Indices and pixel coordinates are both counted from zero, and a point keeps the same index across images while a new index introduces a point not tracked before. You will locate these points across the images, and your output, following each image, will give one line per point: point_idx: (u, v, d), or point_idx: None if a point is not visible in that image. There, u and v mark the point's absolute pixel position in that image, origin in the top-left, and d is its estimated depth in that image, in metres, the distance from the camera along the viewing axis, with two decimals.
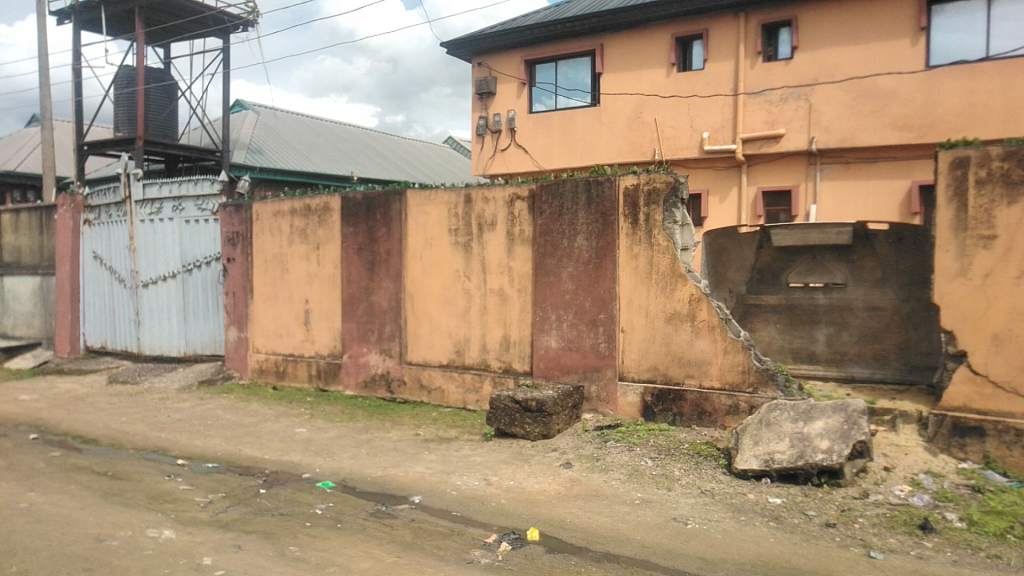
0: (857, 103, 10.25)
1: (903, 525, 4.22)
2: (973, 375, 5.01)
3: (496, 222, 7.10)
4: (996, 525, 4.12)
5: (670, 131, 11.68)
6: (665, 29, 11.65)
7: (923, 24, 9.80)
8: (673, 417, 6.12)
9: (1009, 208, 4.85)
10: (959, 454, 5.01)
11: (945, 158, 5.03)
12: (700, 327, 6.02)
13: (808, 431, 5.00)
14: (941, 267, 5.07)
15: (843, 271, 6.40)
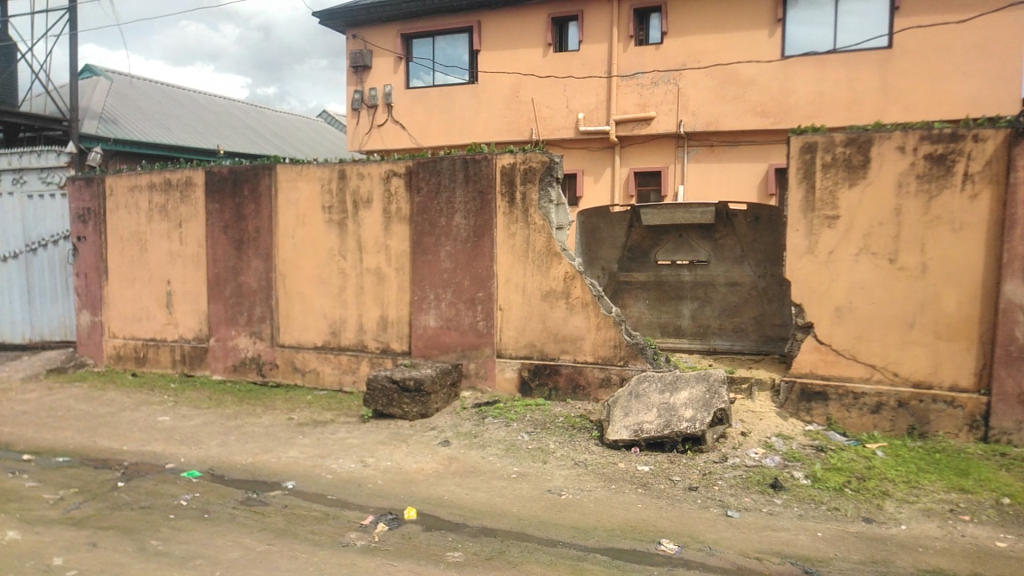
0: (721, 89, 10.77)
1: (756, 485, 4.55)
2: (818, 344, 5.43)
3: (371, 200, 6.95)
4: (836, 481, 4.51)
5: (547, 111, 11.84)
6: (542, 9, 11.75)
7: (779, 16, 10.39)
8: (549, 391, 6.28)
9: (850, 191, 5.26)
10: (806, 417, 5.44)
11: (796, 143, 5.37)
12: (575, 304, 6.18)
13: (674, 402, 5.28)
14: (792, 245, 5.44)
15: (707, 248, 6.75)
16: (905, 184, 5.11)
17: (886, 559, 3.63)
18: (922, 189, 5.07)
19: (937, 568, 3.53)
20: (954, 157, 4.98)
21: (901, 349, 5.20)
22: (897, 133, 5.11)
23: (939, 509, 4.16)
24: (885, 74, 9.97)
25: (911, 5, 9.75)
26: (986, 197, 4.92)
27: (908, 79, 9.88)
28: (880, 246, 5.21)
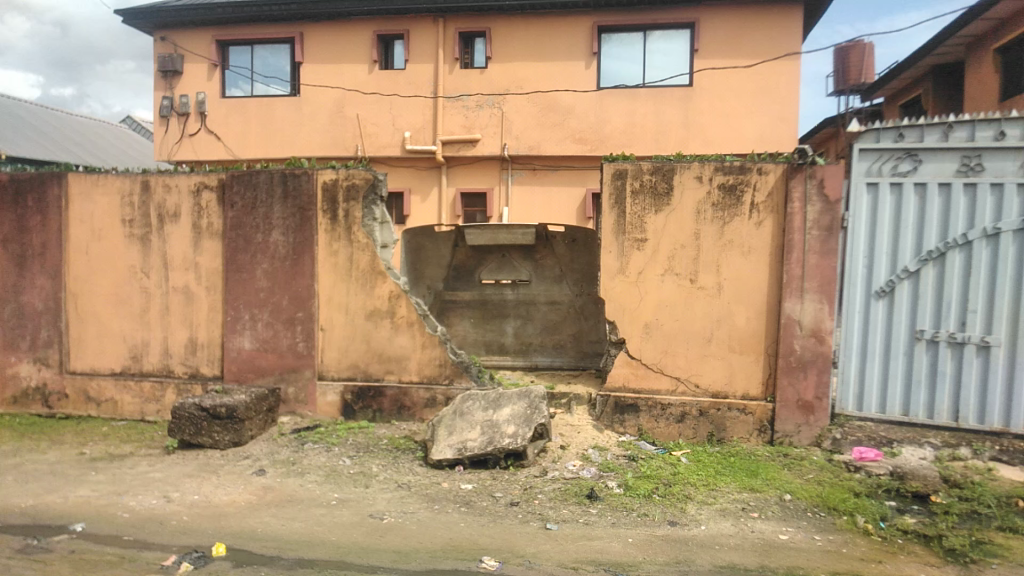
0: (542, 116, 11.22)
1: (574, 497, 4.72)
2: (630, 359, 5.77)
3: (179, 214, 6.49)
4: (645, 488, 4.79)
5: (372, 128, 11.72)
6: (367, 25, 11.63)
7: (594, 50, 11.01)
8: (373, 414, 6.15)
9: (656, 216, 5.65)
10: (619, 429, 5.75)
11: (609, 169, 5.69)
12: (399, 323, 6.13)
13: (496, 419, 5.37)
14: (605, 266, 5.75)
15: (528, 268, 6.97)
16: (703, 211, 5.58)
17: (688, 559, 3.90)
18: (717, 215, 5.56)
19: (731, 563, 3.85)
20: (743, 187, 5.51)
21: (702, 362, 5.65)
22: (696, 164, 5.57)
23: (733, 509, 4.54)
24: (687, 110, 10.88)
25: (709, 48, 10.73)
26: (769, 224, 5.49)
27: (706, 116, 10.85)
28: (683, 267, 5.64)
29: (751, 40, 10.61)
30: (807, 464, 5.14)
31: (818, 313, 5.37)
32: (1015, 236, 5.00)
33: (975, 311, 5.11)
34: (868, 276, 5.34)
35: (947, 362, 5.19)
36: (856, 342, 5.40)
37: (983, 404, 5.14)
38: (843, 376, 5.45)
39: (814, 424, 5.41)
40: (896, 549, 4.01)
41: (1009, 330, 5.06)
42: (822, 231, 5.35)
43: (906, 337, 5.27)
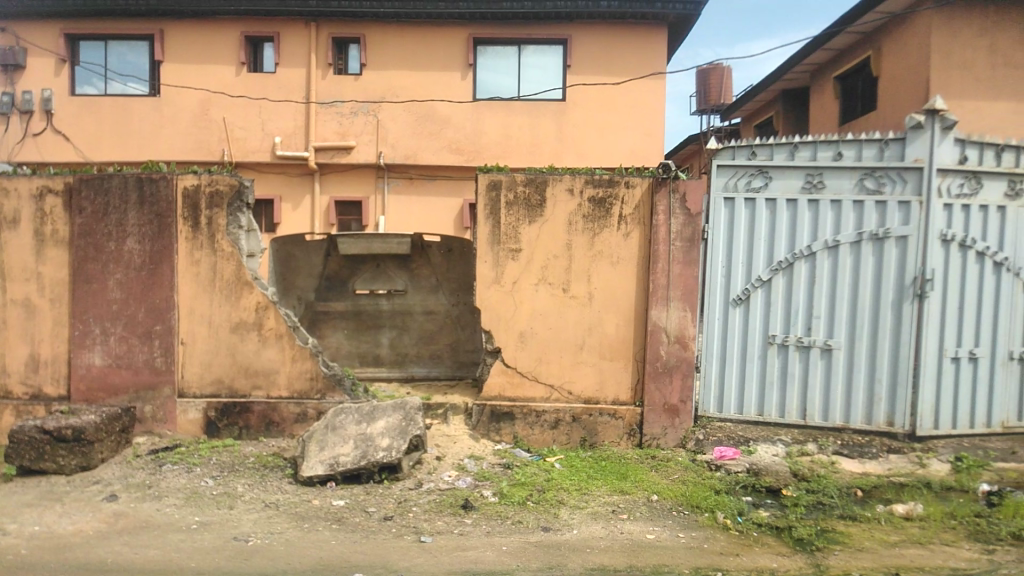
0: (418, 125, 11.18)
1: (448, 508, 4.70)
2: (505, 368, 5.82)
3: (19, 220, 5.95)
4: (519, 495, 4.84)
5: (240, 133, 11.26)
6: (235, 26, 11.17)
7: (470, 61, 11.10)
8: (239, 431, 5.87)
9: (529, 227, 5.75)
10: (495, 437, 5.79)
11: (483, 180, 5.73)
12: (268, 336, 5.89)
13: (370, 432, 5.26)
14: (480, 276, 5.79)
15: (403, 277, 6.90)
16: (574, 223, 5.73)
17: (560, 563, 3.97)
18: (588, 227, 5.73)
19: (601, 565, 3.95)
20: (611, 200, 5.71)
21: (574, 370, 5.79)
22: (567, 177, 5.71)
23: (604, 511, 4.67)
24: (561, 123, 11.17)
25: (580, 64, 11.08)
26: (636, 236, 5.72)
27: (578, 129, 11.18)
28: (555, 276, 5.77)
29: (619, 57, 11.05)
30: (673, 464, 5.37)
31: (682, 320, 5.64)
32: (851, 247, 5.48)
33: (819, 318, 5.55)
34: (726, 284, 5.67)
35: (795, 365, 5.59)
36: (716, 347, 5.71)
37: (827, 403, 5.58)
38: (705, 380, 5.74)
39: (679, 426, 5.67)
40: (752, 541, 4.25)
41: (847, 334, 5.52)
42: (685, 242, 5.63)
43: (760, 341, 5.63)
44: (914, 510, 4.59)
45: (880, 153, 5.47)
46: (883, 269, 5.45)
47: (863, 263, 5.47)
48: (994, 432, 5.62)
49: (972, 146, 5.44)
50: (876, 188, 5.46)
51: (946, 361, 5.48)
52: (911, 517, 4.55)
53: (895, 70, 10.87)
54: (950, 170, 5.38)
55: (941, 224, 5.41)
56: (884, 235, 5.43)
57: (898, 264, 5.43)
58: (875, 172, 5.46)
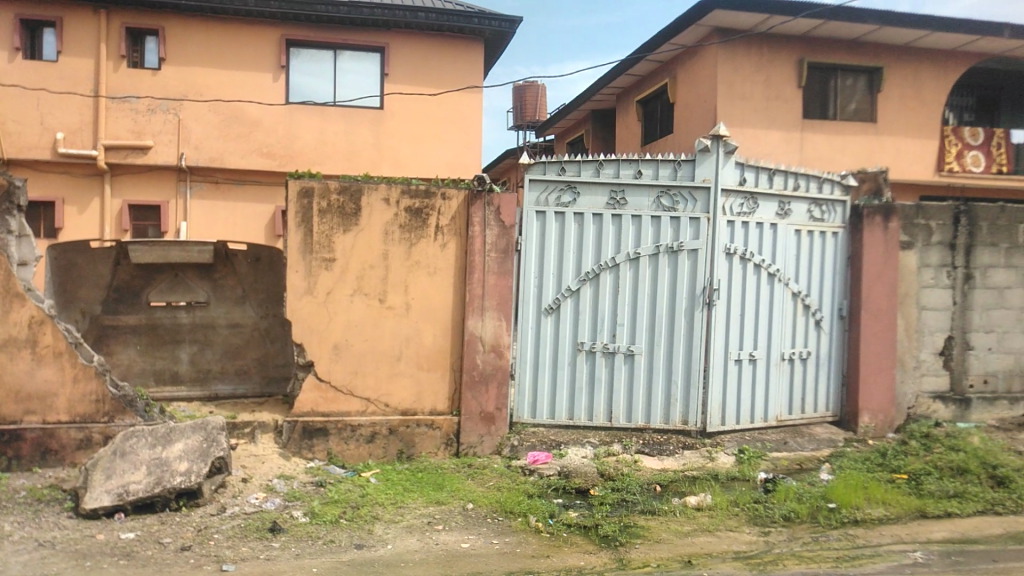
0: (225, 126, 10.55)
1: (255, 532, 4.43)
2: (319, 382, 5.62)
3: None
4: (332, 514, 4.68)
5: (14, 126, 10.04)
6: (7, 6, 9.93)
7: (282, 63, 10.67)
8: (7, 462, 5.17)
9: (343, 236, 5.60)
10: (308, 454, 5.57)
11: (294, 186, 5.51)
12: (43, 354, 5.26)
13: (166, 455, 4.85)
14: (291, 286, 5.55)
15: (205, 288, 6.44)
16: (390, 232, 5.66)
17: None
18: (404, 237, 5.68)
19: None
20: (428, 211, 5.71)
21: (390, 381, 5.71)
22: (382, 186, 5.64)
23: (418, 524, 4.63)
24: (379, 131, 11.05)
25: (398, 73, 11.03)
26: (452, 246, 5.76)
27: (397, 139, 11.12)
28: (371, 287, 5.66)
29: (437, 69, 11.14)
30: (488, 472, 5.45)
31: (497, 329, 5.75)
32: (650, 260, 5.90)
33: (622, 325, 5.91)
34: (538, 294, 5.88)
35: (601, 370, 5.92)
36: (529, 354, 5.90)
37: (630, 405, 5.94)
38: (519, 387, 5.91)
39: (494, 434, 5.77)
40: (562, 542, 4.42)
41: (647, 340, 5.93)
42: (499, 253, 5.76)
43: (570, 348, 5.90)
44: (704, 501, 5.00)
45: (674, 173, 5.94)
46: (677, 280, 5.92)
47: (661, 273, 5.91)
48: (770, 425, 6.28)
49: (750, 169, 6.06)
50: (671, 205, 5.92)
51: (731, 363, 6.05)
52: (702, 507, 4.95)
53: (689, 97, 11.93)
54: (733, 191, 5.96)
55: (726, 239, 5.98)
56: (678, 249, 5.90)
57: (690, 275, 5.93)
58: (670, 190, 5.92)
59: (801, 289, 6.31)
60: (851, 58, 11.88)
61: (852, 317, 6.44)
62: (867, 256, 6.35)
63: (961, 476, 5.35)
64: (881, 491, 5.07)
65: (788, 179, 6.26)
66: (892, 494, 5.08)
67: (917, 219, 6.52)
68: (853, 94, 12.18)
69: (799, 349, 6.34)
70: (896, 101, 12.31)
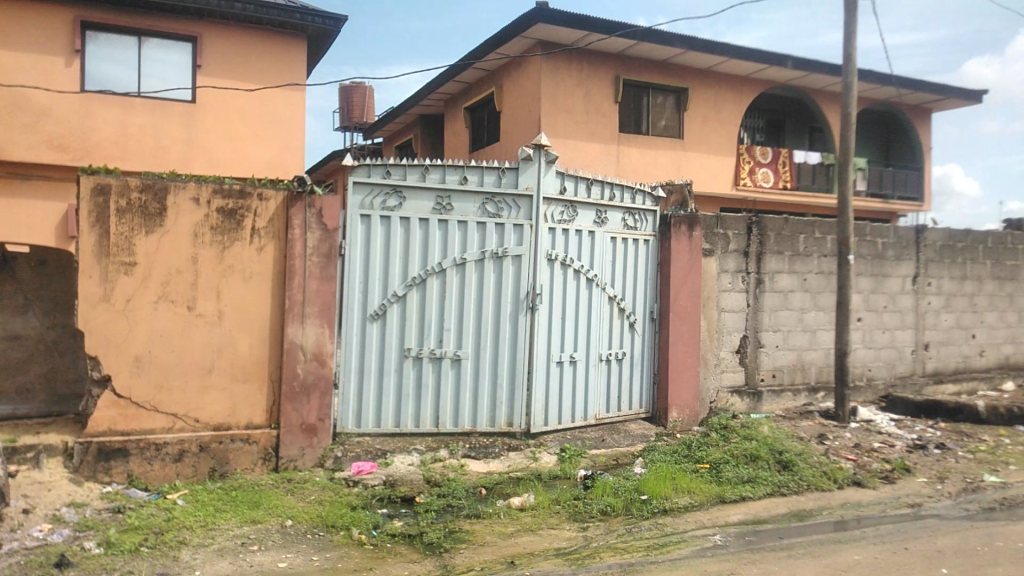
0: (6, 113, 9.37)
1: (36, 569, 3.94)
2: (117, 399, 5.12)
3: None
4: (131, 542, 4.27)
5: None
6: None
7: (76, 47, 9.64)
8: None
9: (145, 238, 5.15)
10: (104, 479, 5.05)
11: (87, 183, 4.98)
12: None
13: None
14: (83, 293, 5.01)
15: None
16: (200, 235, 5.28)
17: None
18: (216, 240, 5.33)
19: None
20: (243, 213, 5.39)
21: (201, 395, 5.32)
22: (191, 185, 5.25)
23: (231, 546, 4.34)
24: (191, 126, 10.33)
25: (212, 65, 10.37)
26: (270, 250, 5.47)
27: (212, 136, 10.47)
28: (178, 293, 5.25)
29: (256, 63, 10.61)
30: (310, 485, 5.22)
31: (319, 336, 5.54)
32: (476, 265, 5.97)
33: (449, 330, 5.92)
34: (362, 300, 5.74)
35: (428, 376, 5.89)
36: (354, 362, 5.74)
37: (457, 409, 5.96)
38: (343, 396, 5.72)
39: (317, 446, 5.54)
40: (385, 553, 4.33)
41: (473, 345, 5.98)
42: (321, 258, 5.55)
43: (396, 354, 5.81)
44: (527, 501, 5.12)
45: (499, 180, 6.04)
46: (502, 285, 6.03)
47: (486, 279, 6.00)
48: (589, 423, 6.54)
49: (569, 179, 6.32)
50: (495, 212, 6.02)
51: (553, 365, 6.25)
52: (525, 507, 5.06)
53: (515, 107, 12.25)
54: (554, 199, 6.18)
55: (548, 245, 6.18)
56: (503, 254, 6.02)
57: (514, 280, 6.07)
58: (494, 198, 6.02)
59: (617, 293, 6.67)
60: (661, 78, 12.78)
61: (661, 319, 6.90)
62: (675, 263, 6.84)
63: (754, 462, 5.88)
64: (686, 481, 5.46)
65: (604, 189, 6.59)
66: (695, 483, 5.49)
67: (716, 229, 7.14)
68: (663, 112, 13.09)
69: (616, 350, 6.68)
70: (699, 120, 13.41)
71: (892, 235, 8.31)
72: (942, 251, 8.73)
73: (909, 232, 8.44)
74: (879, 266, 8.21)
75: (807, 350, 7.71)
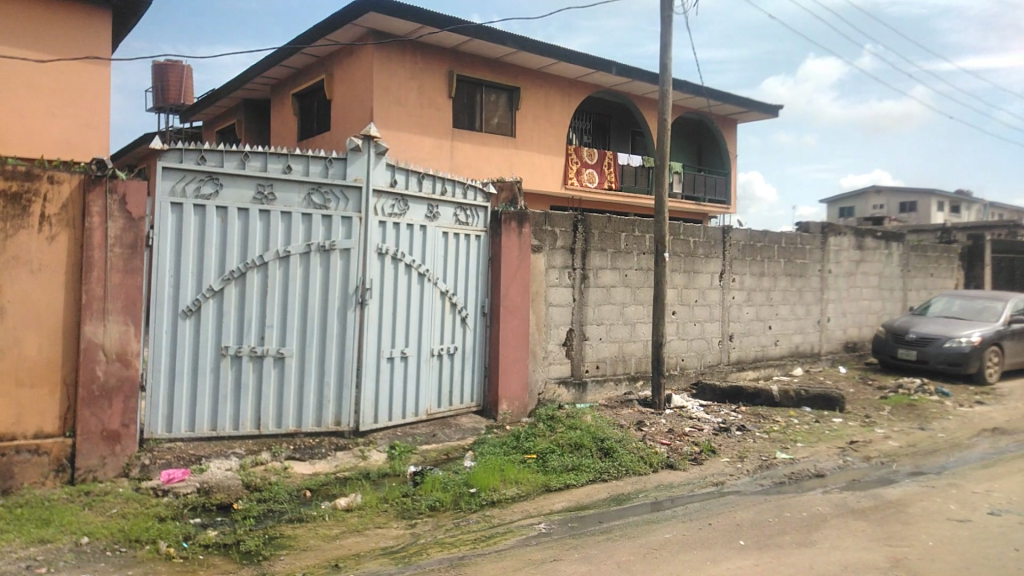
0: None
1: None
2: None
3: None
4: None
5: None
6: None
7: None
8: None
9: None
10: None
11: None
12: None
13: None
14: None
15: None
16: None
17: None
18: None
19: None
20: (29, 197, 4.79)
21: None
22: None
23: (14, 570, 3.84)
24: None
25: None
26: (62, 239, 4.91)
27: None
28: None
29: (53, 35, 9.80)
30: (111, 498, 4.74)
31: (122, 335, 5.06)
32: (301, 258, 5.72)
33: (272, 327, 5.64)
34: (173, 295, 5.32)
35: (248, 375, 5.57)
36: (164, 362, 5.31)
37: (280, 410, 5.69)
38: (151, 399, 5.27)
39: (120, 454, 5.06)
40: (196, 566, 4.04)
41: (298, 341, 5.74)
42: (125, 248, 5.07)
43: (212, 352, 5.45)
44: (354, 501, 4.99)
45: (325, 170, 5.83)
46: (329, 279, 5.84)
47: (313, 273, 5.77)
48: (420, 419, 6.50)
49: (400, 172, 6.23)
50: (322, 203, 5.80)
51: (383, 361, 6.14)
52: (351, 507, 4.94)
53: (348, 96, 11.91)
54: (384, 191, 6.07)
55: (378, 238, 6.07)
56: (330, 247, 5.83)
57: (342, 274, 5.89)
58: (321, 188, 5.80)
59: (448, 288, 6.67)
60: (495, 76, 12.96)
61: (492, 313, 6.99)
62: (505, 259, 6.96)
63: (577, 450, 6.12)
64: (514, 472, 5.57)
65: (436, 183, 6.57)
66: (522, 474, 5.62)
67: (545, 225, 7.35)
68: (496, 110, 13.30)
69: (447, 345, 6.69)
70: (530, 119, 13.77)
71: (703, 235, 8.98)
72: (745, 250, 9.56)
73: (716, 232, 9.16)
74: (691, 263, 8.84)
75: (628, 342, 8.16)
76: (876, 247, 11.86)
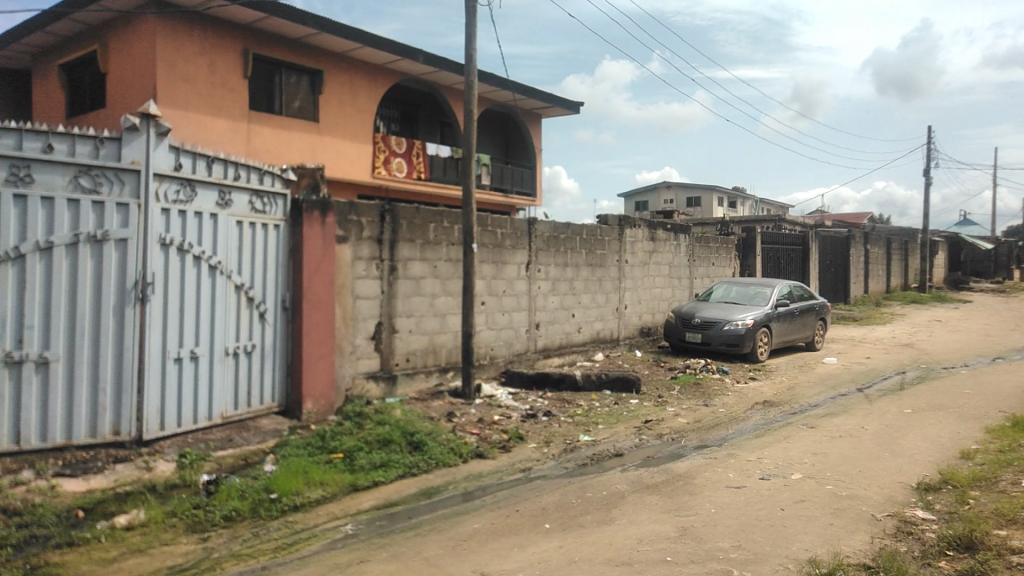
0: None
1: None
2: None
3: None
4: None
5: None
6: None
7: None
8: None
9: None
10: None
11: None
12: None
13: None
14: None
15: None
16: None
17: None
18: None
19: None
20: None
21: None
22: None
23: None
24: None
25: None
26: None
27: None
28: None
29: None
30: None
31: None
32: (66, 250, 5.06)
33: (32, 328, 4.93)
34: None
35: (4, 384, 4.82)
36: None
37: (45, 422, 4.99)
38: None
39: None
40: None
41: (66, 344, 5.07)
42: None
43: None
44: (137, 518, 4.51)
45: (95, 151, 5.18)
46: (103, 273, 5.22)
47: (82, 266, 5.12)
48: (214, 424, 6.02)
49: (186, 155, 5.71)
50: (92, 187, 5.16)
51: (169, 363, 5.61)
52: (132, 525, 4.45)
53: (127, 69, 10.78)
54: (166, 176, 5.53)
55: (159, 228, 5.52)
56: (103, 237, 5.21)
57: (118, 267, 5.29)
58: (90, 171, 5.16)
59: (244, 281, 6.24)
60: (295, 57, 12.35)
61: (294, 308, 6.65)
62: (307, 250, 6.63)
63: (386, 446, 5.99)
64: (318, 474, 5.33)
65: (228, 169, 6.09)
66: (328, 475, 5.40)
67: (350, 215, 7.10)
68: (297, 93, 12.67)
69: (243, 343, 6.25)
70: (335, 105, 13.31)
71: (510, 226, 9.16)
72: (549, 241, 9.89)
73: (523, 224, 9.39)
74: (498, 254, 8.99)
75: (438, 333, 8.14)
76: (666, 239, 12.81)
